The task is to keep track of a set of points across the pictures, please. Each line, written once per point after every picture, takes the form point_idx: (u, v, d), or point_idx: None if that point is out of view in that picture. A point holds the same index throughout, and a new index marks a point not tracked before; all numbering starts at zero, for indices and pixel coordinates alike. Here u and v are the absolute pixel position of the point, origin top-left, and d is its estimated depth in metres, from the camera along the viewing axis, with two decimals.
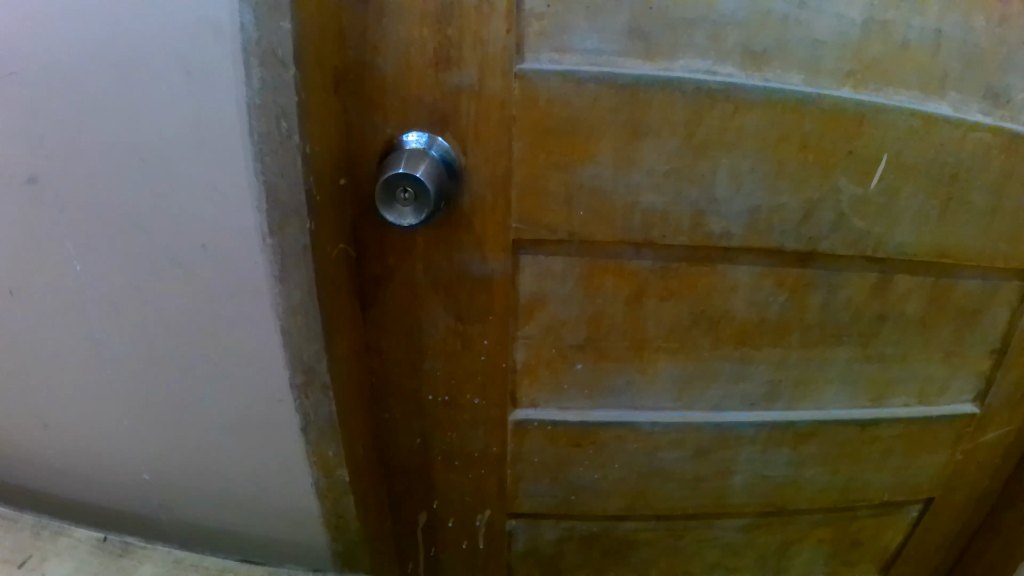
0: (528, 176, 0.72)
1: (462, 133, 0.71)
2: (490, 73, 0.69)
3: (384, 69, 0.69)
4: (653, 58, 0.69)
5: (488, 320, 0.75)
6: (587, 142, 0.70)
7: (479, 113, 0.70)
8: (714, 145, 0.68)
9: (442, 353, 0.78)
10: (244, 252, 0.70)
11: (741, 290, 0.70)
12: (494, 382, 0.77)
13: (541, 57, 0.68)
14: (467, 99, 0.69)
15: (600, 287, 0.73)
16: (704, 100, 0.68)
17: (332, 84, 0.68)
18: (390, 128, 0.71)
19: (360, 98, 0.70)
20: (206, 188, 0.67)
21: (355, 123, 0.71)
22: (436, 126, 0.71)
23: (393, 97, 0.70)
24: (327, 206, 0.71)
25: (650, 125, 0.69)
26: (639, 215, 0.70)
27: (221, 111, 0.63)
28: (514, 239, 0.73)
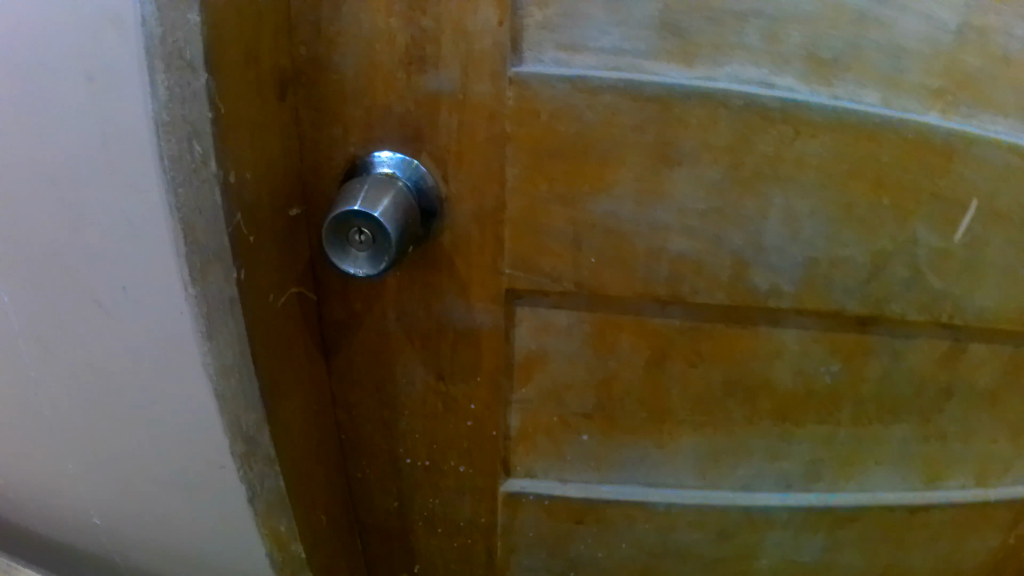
0: (526, 209, 0.57)
1: (442, 152, 0.57)
2: (480, 77, 0.54)
3: (344, 68, 0.54)
4: (691, 60, 0.53)
5: (476, 381, 0.61)
6: (601, 169, 0.55)
7: (465, 127, 0.56)
8: (766, 177, 0.53)
9: (420, 414, 0.64)
10: (169, 302, 0.53)
11: (787, 356, 0.57)
12: (482, 449, 0.64)
13: (544, 56, 0.54)
14: (449, 108, 0.55)
15: (614, 346, 0.59)
16: (756, 119, 0.53)
17: (279, 91, 0.54)
18: (355, 142, 0.57)
19: (313, 105, 0.56)
20: (122, 223, 0.51)
21: (310, 137, 0.57)
22: (409, 143, 0.57)
23: (355, 105, 0.56)
24: (266, 246, 0.55)
25: (685, 148, 0.54)
26: (665, 265, 0.56)
27: (132, 126, 0.48)
28: (507, 286, 0.59)
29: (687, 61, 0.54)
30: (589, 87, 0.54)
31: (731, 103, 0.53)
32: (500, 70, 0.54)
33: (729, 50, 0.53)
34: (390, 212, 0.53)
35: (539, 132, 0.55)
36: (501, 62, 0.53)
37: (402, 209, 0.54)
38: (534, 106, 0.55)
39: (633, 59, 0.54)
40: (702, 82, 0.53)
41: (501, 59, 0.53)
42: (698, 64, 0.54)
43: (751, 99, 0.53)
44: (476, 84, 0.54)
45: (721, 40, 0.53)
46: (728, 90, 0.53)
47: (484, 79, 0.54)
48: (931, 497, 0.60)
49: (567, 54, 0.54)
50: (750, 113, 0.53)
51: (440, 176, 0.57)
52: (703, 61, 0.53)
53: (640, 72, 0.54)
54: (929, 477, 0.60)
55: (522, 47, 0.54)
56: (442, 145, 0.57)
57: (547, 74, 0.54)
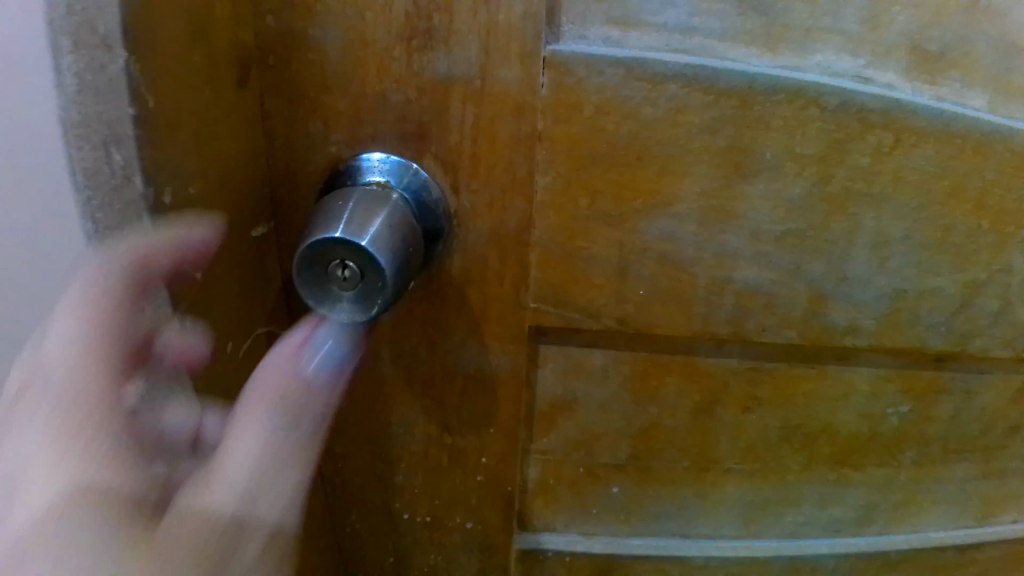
0: (559, 228, 0.45)
1: (452, 155, 0.43)
2: (506, 57, 0.41)
3: (326, 45, 0.41)
4: (776, 44, 0.42)
5: (489, 432, 0.51)
6: (657, 180, 0.44)
7: (484, 122, 0.42)
8: (857, 195, 0.44)
9: (421, 468, 0.53)
10: (103, 381, 0.36)
11: (854, 397, 0.50)
12: (494, 506, 0.53)
13: (590, 32, 0.42)
14: (462, 97, 0.42)
15: (658, 391, 0.49)
16: (850, 122, 0.43)
17: (236, 75, 0.40)
18: (338, 141, 0.43)
19: (284, 93, 0.42)
20: (35, 261, 0.35)
21: (280, 135, 0.43)
22: (408, 142, 0.43)
23: (341, 92, 0.42)
24: (227, 282, 0.41)
25: (765, 157, 0.43)
26: (730, 298, 0.46)
27: (29, 127, 0.32)
28: (531, 322, 0.47)
29: (769, 45, 0.42)
30: (649, 74, 0.42)
31: (824, 102, 0.42)
32: (531, 49, 0.41)
33: (823, 34, 0.42)
34: (384, 239, 0.39)
35: (581, 131, 0.43)
36: (532, 39, 0.40)
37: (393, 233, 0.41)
38: (577, 99, 0.42)
39: (705, 40, 0.42)
40: (790, 75, 0.42)
41: (533, 35, 0.40)
42: (784, 51, 0.42)
43: (849, 96, 0.42)
44: (499, 66, 0.41)
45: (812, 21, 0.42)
46: (821, 85, 0.42)
47: (511, 61, 0.41)
48: (985, 535, 0.56)
49: (620, 28, 0.42)
50: (846, 116, 0.43)
51: (449, 186, 0.44)
52: (789, 47, 0.42)
53: (714, 59, 0.42)
54: (982, 514, 0.55)
55: (562, 19, 0.41)
56: (452, 146, 0.43)
57: (597, 57, 0.42)
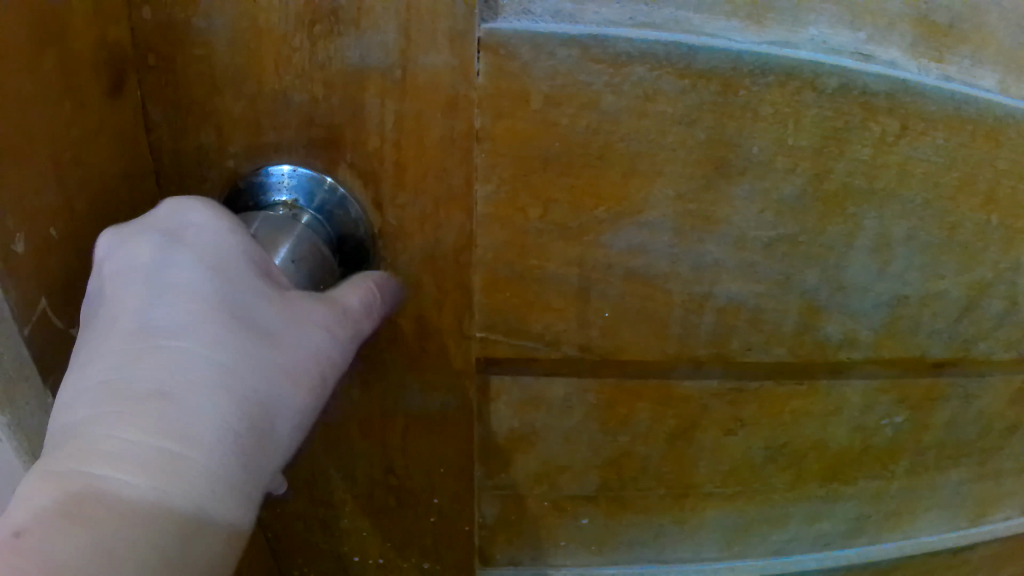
0: (508, 244, 0.39)
1: (376, 168, 0.37)
2: (431, 40, 0.34)
3: (212, 38, 0.35)
4: (762, 15, 0.35)
5: (439, 473, 0.44)
6: (624, 184, 0.37)
7: (409, 121, 0.36)
8: (857, 192, 0.38)
9: (366, 512, 0.46)
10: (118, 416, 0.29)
11: (846, 411, 0.45)
12: (452, 547, 0.48)
13: (536, 7, 0.34)
14: (380, 92, 0.36)
15: (630, 417, 0.44)
16: (847, 106, 0.36)
17: (109, 83, 0.35)
18: (235, 153, 0.38)
19: (172, 98, 0.37)
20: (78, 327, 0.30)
21: (166, 147, 0.38)
22: (318, 150, 0.37)
23: (232, 93, 0.36)
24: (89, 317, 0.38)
25: (753, 151, 0.37)
26: (711, 315, 0.40)
27: None
28: (479, 353, 0.41)
29: (754, 15, 0.35)
30: (612, 55, 0.35)
31: (819, 84, 0.36)
32: (463, 29, 0.34)
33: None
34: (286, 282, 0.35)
35: (528, 127, 0.36)
36: (464, 17, 0.34)
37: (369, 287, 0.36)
38: (523, 88, 0.35)
39: (677, 12, 0.35)
40: (779, 52, 0.35)
41: (465, 11, 0.34)
42: (770, 25, 0.35)
43: (850, 78, 0.36)
44: (423, 53, 0.35)
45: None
46: (815, 65, 0.35)
47: (438, 44, 0.34)
48: (974, 536, 0.53)
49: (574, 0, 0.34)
50: (846, 98, 0.36)
51: (371, 201, 0.38)
52: (777, 18, 0.35)
53: (689, 34, 0.35)
54: (975, 515, 0.52)
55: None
56: (370, 153, 0.37)
57: (544, 35, 0.34)
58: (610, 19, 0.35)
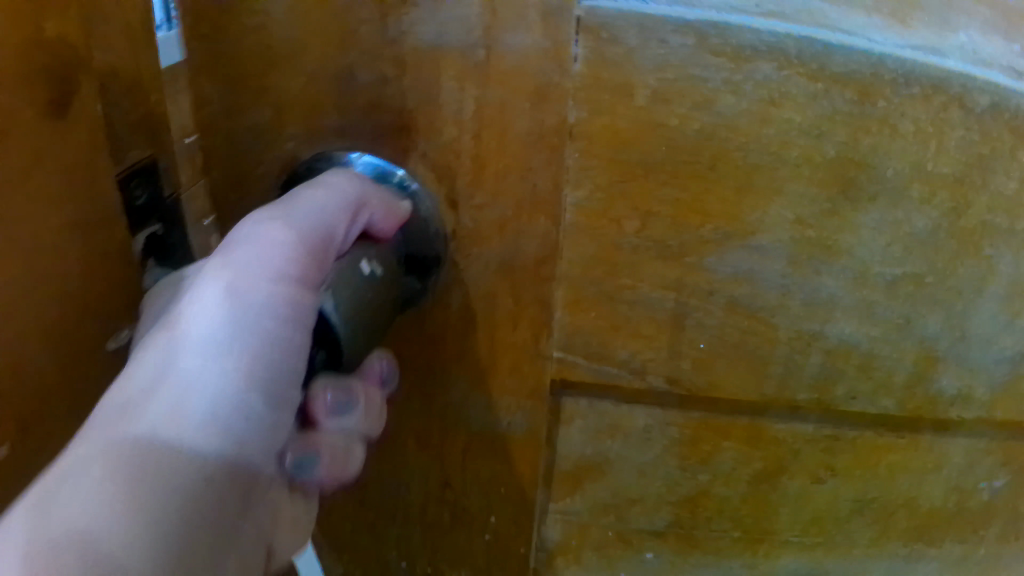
0: (595, 259, 0.33)
1: (452, 160, 0.32)
2: (519, 17, 0.29)
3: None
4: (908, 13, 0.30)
5: (500, 492, 0.40)
6: (736, 201, 0.31)
7: (491, 110, 0.31)
8: (994, 230, 0.33)
9: (419, 524, 0.41)
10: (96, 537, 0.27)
11: (947, 471, 0.39)
12: (506, 568, 0.42)
13: None
14: (459, 74, 0.31)
15: (713, 454, 0.39)
16: (995, 129, 0.31)
17: (50, 97, 0.25)
18: (294, 135, 0.33)
19: (224, 65, 0.32)
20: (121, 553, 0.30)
21: (221, 128, 0.33)
22: (384, 134, 0.32)
23: (287, 63, 0.31)
24: (75, 392, 0.29)
25: (886, 173, 0.31)
26: (817, 356, 0.35)
27: None
28: (555, 376, 0.36)
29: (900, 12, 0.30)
30: (735, 49, 0.29)
31: (967, 101, 0.31)
32: (558, 6, 0.29)
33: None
34: (363, 305, 0.29)
35: (628, 126, 0.30)
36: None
37: (398, 210, 0.31)
38: (626, 80, 0.30)
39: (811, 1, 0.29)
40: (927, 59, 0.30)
41: None
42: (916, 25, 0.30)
43: (1002, 96, 0.31)
44: (509, 30, 0.30)
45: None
46: (964, 77, 0.30)
47: (529, 23, 0.29)
48: None
49: None
50: (995, 120, 0.31)
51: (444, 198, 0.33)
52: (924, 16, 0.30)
53: (825, 29, 0.29)
54: None
55: None
56: (446, 144, 0.32)
57: (656, 18, 0.29)
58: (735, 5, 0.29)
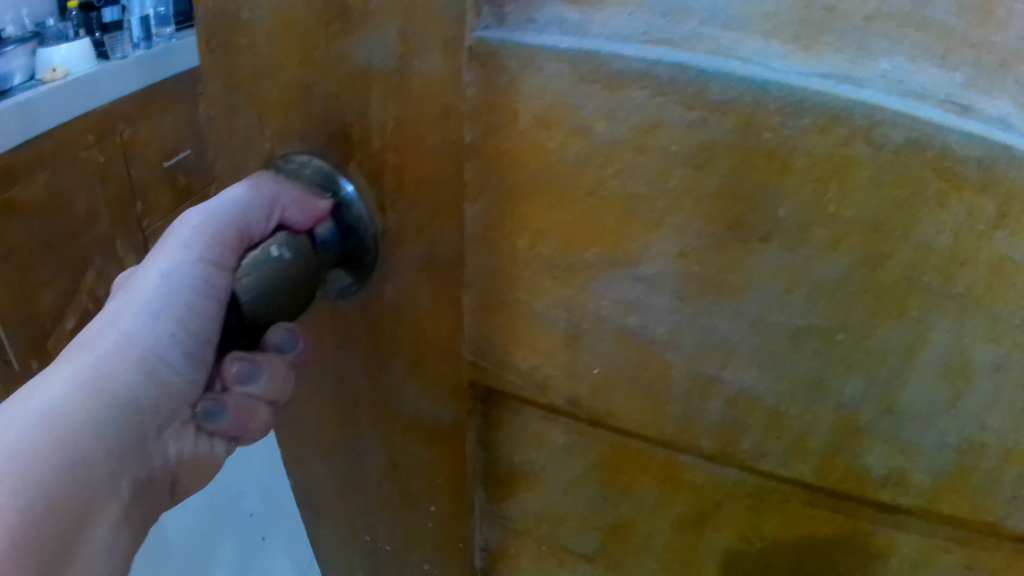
0: (497, 272, 0.35)
1: (380, 169, 0.35)
2: (426, 46, 0.31)
3: (244, 22, 0.36)
4: (817, 39, 0.28)
5: (436, 482, 0.42)
6: (617, 228, 0.31)
7: (407, 128, 0.33)
8: (924, 292, 0.28)
9: (374, 497, 0.45)
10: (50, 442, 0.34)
11: (893, 557, 0.35)
12: (447, 557, 0.45)
13: (541, 14, 0.30)
14: (384, 96, 0.33)
15: (635, 488, 0.38)
16: (913, 171, 0.27)
17: None
18: (273, 138, 0.38)
19: (219, 77, 0.38)
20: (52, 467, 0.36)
21: (228, 127, 0.39)
22: (331, 142, 0.36)
23: (260, 78, 0.37)
24: None
25: (779, 213, 0.29)
26: (717, 403, 0.32)
27: None
28: (471, 377, 0.38)
29: (804, 38, 0.28)
30: (608, 75, 0.29)
31: (875, 136, 0.27)
32: (455, 35, 0.30)
33: (891, 22, 0.28)
34: (277, 281, 0.34)
35: (514, 148, 0.32)
36: (456, 24, 0.30)
37: (315, 205, 0.36)
38: (511, 106, 0.31)
39: (702, 28, 0.29)
40: (827, 88, 0.27)
41: (454, 15, 0.30)
42: (826, 51, 0.28)
43: (924, 133, 0.26)
44: (419, 58, 0.31)
45: (875, 3, 0.28)
46: (872, 107, 0.27)
47: (432, 52, 0.31)
48: None
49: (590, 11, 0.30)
50: (915, 160, 0.27)
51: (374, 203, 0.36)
52: (835, 42, 0.28)
53: (713, 55, 0.28)
54: None
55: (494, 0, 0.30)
56: (375, 156, 0.35)
57: (534, 47, 0.30)
58: (617, 34, 0.29)
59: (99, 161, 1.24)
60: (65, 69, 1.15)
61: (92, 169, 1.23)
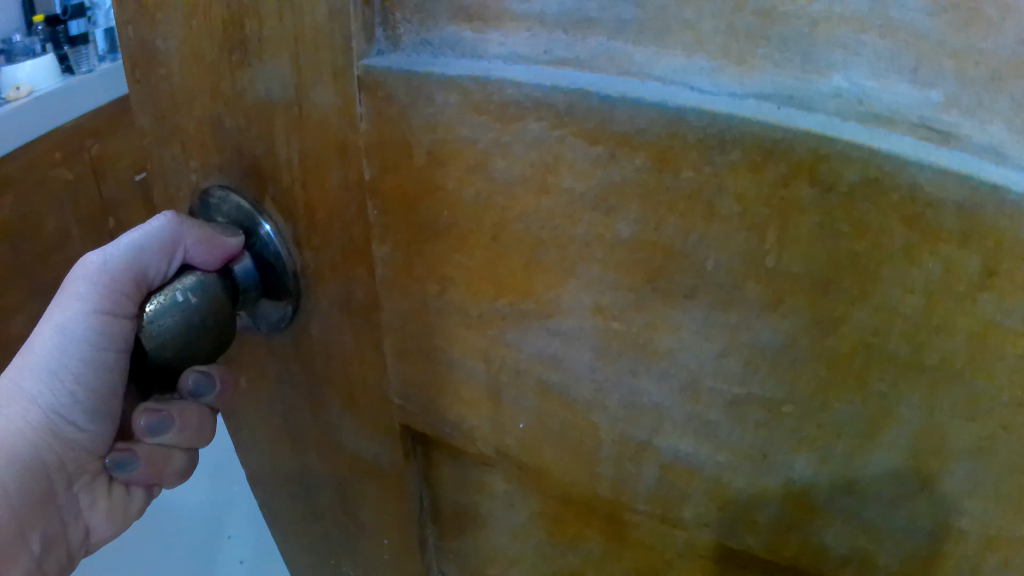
0: (409, 315, 0.31)
1: (291, 202, 0.32)
2: (317, 73, 0.28)
3: (151, 45, 0.33)
4: (751, 54, 0.23)
5: (385, 518, 0.40)
6: (528, 277, 0.27)
7: (309, 161, 0.30)
8: (884, 361, 0.23)
9: (331, 526, 0.43)
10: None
11: None
12: None
13: (435, 35, 0.27)
14: (283, 126, 0.30)
15: (582, 538, 0.34)
16: (871, 219, 0.22)
17: None
18: (194, 168, 0.35)
19: (140, 103, 0.36)
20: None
21: (155, 154, 0.37)
22: (244, 173, 0.33)
23: (174, 104, 0.34)
24: None
25: (705, 266, 0.24)
26: (651, 469, 0.29)
27: None
28: (402, 421, 0.35)
29: (734, 51, 0.23)
30: (504, 107, 0.25)
31: (822, 173, 0.22)
32: (342, 63, 0.27)
33: (846, 26, 0.22)
34: (182, 335, 0.31)
35: (414, 184, 0.28)
36: (343, 50, 0.27)
37: (223, 243, 0.33)
38: (404, 139, 0.27)
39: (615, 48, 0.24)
40: (756, 115, 0.22)
41: (342, 40, 0.27)
42: (763, 67, 0.23)
43: (882, 171, 0.21)
44: (312, 87, 0.29)
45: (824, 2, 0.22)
46: (817, 138, 0.21)
47: (323, 80, 0.28)
48: None
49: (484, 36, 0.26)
50: (874, 206, 0.21)
51: (287, 239, 0.33)
52: (774, 53, 0.23)
53: (629, 77, 0.24)
54: None
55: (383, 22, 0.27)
56: (284, 190, 0.32)
57: (422, 75, 0.26)
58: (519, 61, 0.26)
59: (70, 179, 1.14)
60: (30, 87, 1.05)
61: (61, 186, 1.13)
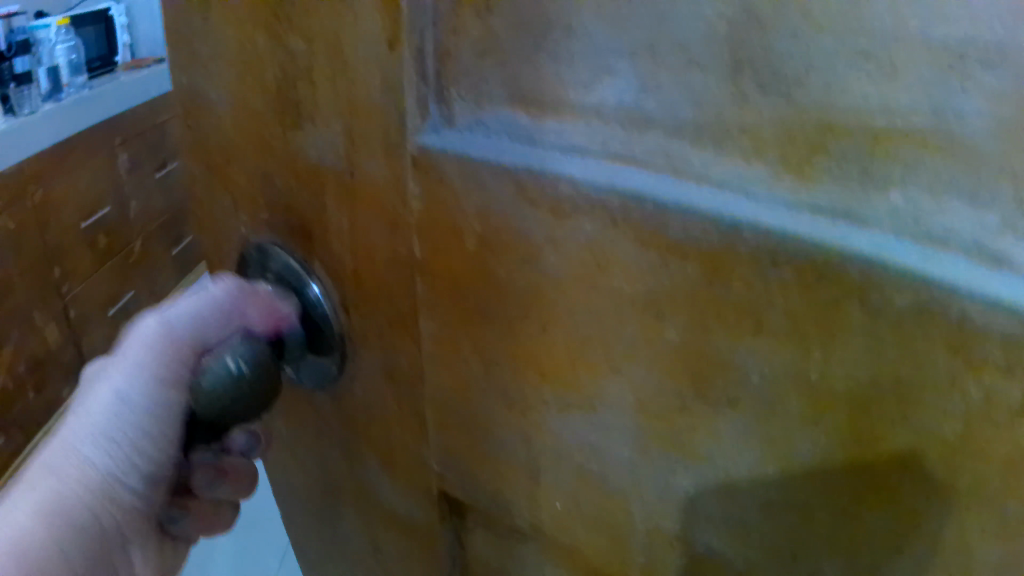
0: (450, 384, 0.32)
1: (340, 267, 0.32)
2: (370, 147, 0.28)
3: (205, 99, 0.34)
4: (810, 164, 0.21)
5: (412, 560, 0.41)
6: (572, 367, 0.28)
7: (359, 230, 0.31)
8: (914, 478, 0.22)
9: (358, 561, 0.44)
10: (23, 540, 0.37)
11: None
12: None
13: (490, 117, 0.26)
14: (333, 192, 0.31)
15: None
16: (917, 343, 0.20)
17: None
18: (242, 220, 0.36)
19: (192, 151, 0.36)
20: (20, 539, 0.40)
21: (205, 201, 0.37)
22: (292, 231, 0.33)
23: (224, 157, 0.35)
24: None
25: (752, 379, 0.24)
26: (682, 557, 0.29)
27: None
28: (435, 478, 0.35)
29: (793, 160, 0.21)
30: (557, 203, 0.25)
31: (873, 298, 0.20)
32: (397, 141, 0.28)
33: (910, 144, 0.19)
34: (230, 399, 0.32)
35: (462, 264, 0.28)
36: (397, 128, 0.27)
37: (275, 307, 0.34)
38: (455, 222, 0.28)
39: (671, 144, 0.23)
40: (807, 234, 0.21)
41: (396, 118, 0.27)
42: (821, 178, 0.21)
43: (932, 302, 0.19)
44: (365, 160, 0.29)
45: (885, 115, 0.19)
46: (870, 264, 0.20)
47: (375, 154, 0.28)
48: None
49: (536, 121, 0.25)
50: (922, 333, 0.20)
51: (333, 299, 0.33)
52: (835, 165, 0.21)
53: (681, 178, 0.23)
54: None
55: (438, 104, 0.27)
56: (334, 255, 0.32)
57: (477, 162, 0.26)
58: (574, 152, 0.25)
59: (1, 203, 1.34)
60: None
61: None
